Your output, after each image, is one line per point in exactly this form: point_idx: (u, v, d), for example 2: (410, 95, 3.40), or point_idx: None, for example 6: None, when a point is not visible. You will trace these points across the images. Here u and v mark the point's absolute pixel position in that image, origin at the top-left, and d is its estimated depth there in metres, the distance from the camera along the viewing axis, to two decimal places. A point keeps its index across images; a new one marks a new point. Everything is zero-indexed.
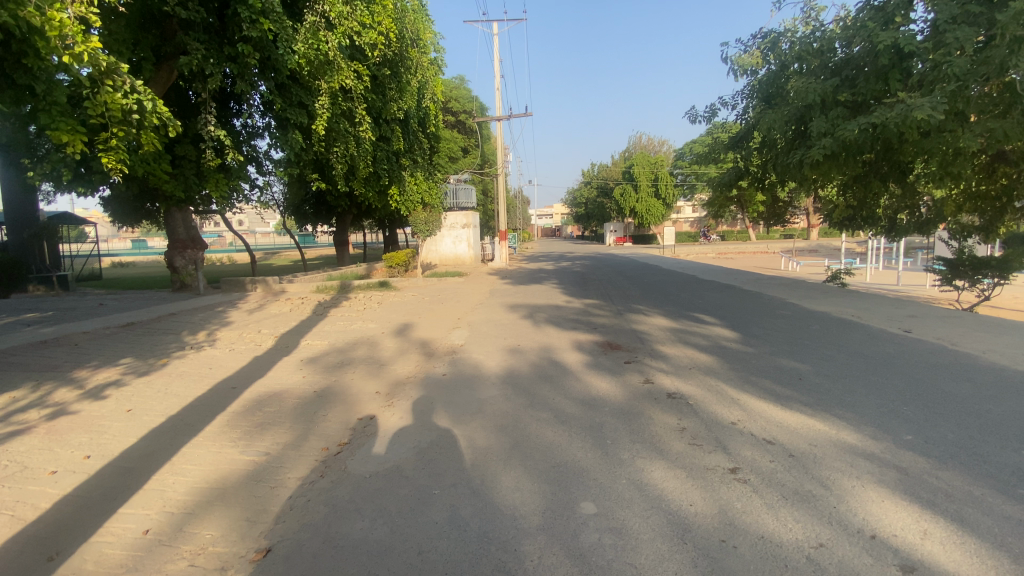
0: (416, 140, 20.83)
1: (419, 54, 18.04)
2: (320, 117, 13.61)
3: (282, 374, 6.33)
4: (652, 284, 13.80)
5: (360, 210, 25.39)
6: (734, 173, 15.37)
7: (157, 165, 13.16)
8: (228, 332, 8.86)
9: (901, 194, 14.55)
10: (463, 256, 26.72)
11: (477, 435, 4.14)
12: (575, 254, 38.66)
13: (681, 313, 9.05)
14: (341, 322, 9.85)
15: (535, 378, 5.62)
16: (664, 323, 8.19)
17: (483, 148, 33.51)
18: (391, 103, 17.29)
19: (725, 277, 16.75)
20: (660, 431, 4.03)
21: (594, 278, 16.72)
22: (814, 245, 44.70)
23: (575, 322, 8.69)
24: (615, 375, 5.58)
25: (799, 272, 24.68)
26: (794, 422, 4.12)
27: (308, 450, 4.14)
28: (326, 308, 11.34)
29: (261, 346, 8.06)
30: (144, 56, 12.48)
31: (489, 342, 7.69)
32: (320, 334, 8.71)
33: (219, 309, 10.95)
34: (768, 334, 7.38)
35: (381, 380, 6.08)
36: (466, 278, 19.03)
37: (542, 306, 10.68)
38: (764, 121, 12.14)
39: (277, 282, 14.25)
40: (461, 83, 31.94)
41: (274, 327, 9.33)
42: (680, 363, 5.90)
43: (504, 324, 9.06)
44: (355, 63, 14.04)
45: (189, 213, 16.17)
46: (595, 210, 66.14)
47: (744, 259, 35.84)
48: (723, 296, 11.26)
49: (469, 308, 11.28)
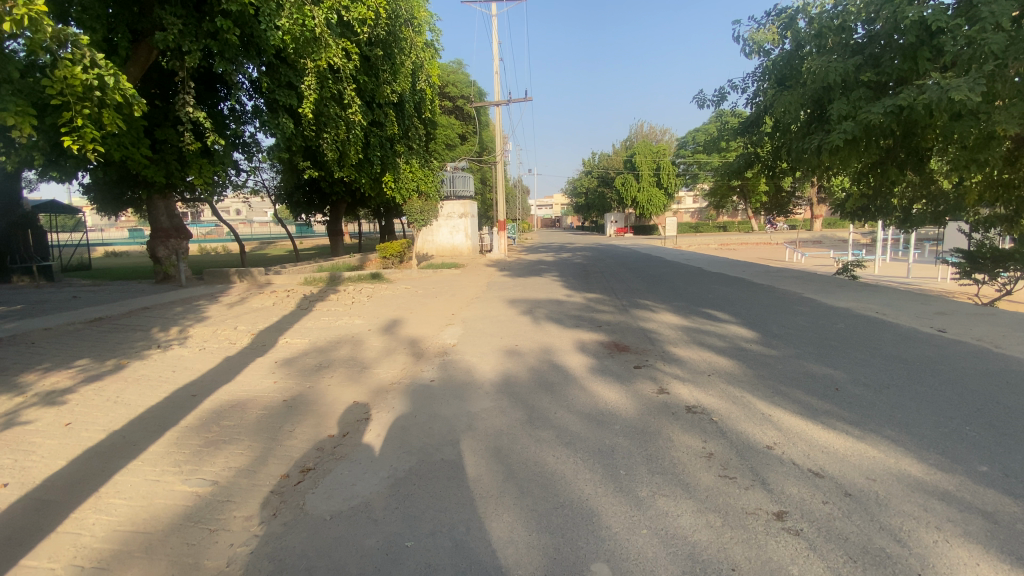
0: (412, 125, 20.06)
1: (413, 34, 17.24)
2: (307, 99, 12.81)
3: (251, 379, 5.66)
4: (658, 277, 13.15)
5: (354, 199, 24.61)
6: (743, 160, 14.60)
7: (135, 149, 12.43)
8: (203, 328, 8.18)
9: (918, 183, 13.83)
10: (461, 247, 26.02)
11: (465, 462, 3.48)
12: (575, 244, 37.85)
13: (692, 310, 8.37)
14: (326, 317, 9.16)
15: (534, 386, 4.95)
16: (675, 321, 7.52)
17: (481, 135, 32.59)
18: (384, 86, 16.56)
19: (733, 269, 16.07)
20: (682, 456, 3.38)
21: (595, 270, 16.03)
22: (817, 236, 44.02)
23: (578, 319, 8.02)
24: (625, 382, 4.90)
25: (804, 264, 24.05)
26: (844, 450, 3.46)
27: (264, 479, 3.49)
28: (312, 301, 10.65)
29: (235, 345, 7.38)
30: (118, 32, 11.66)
31: (484, 341, 7.02)
32: (301, 331, 8.02)
33: (197, 302, 10.25)
34: (792, 334, 6.71)
35: (362, 386, 5.41)
36: (462, 270, 18.40)
37: (543, 301, 10.02)
38: (780, 104, 11.37)
39: (263, 273, 13.56)
40: (458, 68, 30.94)
41: (253, 323, 8.64)
42: (698, 368, 5.23)
43: (501, 320, 8.40)
44: (344, 41, 13.21)
45: (173, 201, 15.34)
46: (596, 200, 65.22)
47: (748, 250, 35.13)
48: (735, 290, 10.58)
49: (464, 303, 10.59)
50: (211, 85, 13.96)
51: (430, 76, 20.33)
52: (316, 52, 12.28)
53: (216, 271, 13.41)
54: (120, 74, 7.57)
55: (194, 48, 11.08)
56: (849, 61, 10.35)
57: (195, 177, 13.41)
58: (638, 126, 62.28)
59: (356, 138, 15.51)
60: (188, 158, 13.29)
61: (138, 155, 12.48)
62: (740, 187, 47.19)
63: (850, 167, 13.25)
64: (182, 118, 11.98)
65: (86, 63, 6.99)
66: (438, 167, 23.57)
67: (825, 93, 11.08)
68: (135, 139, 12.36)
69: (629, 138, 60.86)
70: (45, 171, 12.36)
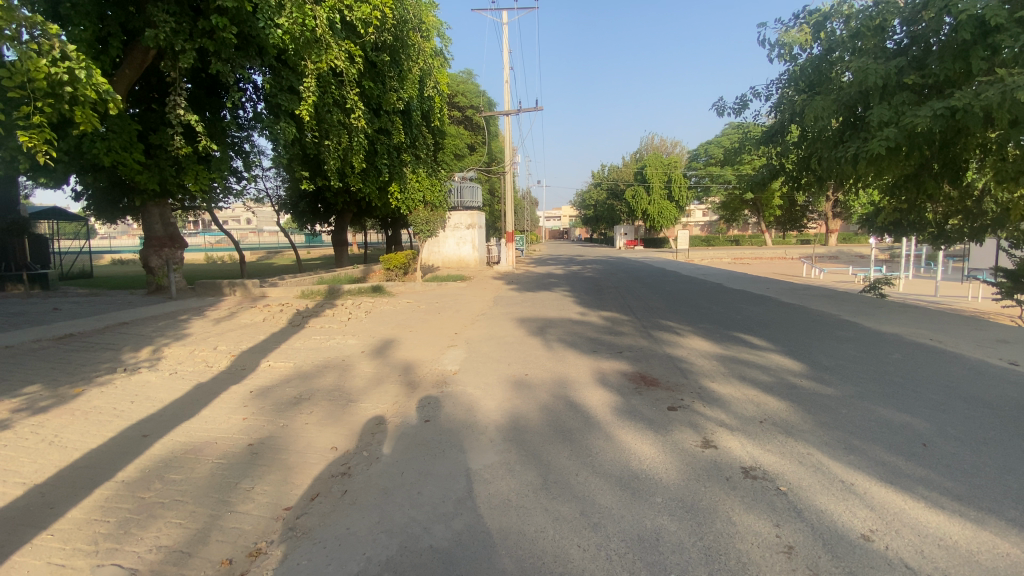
0: (419, 134, 19.53)
1: (421, 39, 16.69)
2: (307, 102, 12.06)
3: (218, 416, 4.86)
4: (677, 294, 12.29)
5: (358, 208, 23.97)
6: (768, 171, 13.69)
7: (127, 153, 11.85)
8: (180, 347, 7.41)
9: (958, 196, 12.93)
10: (467, 259, 25.28)
11: (462, 550, 2.64)
12: (583, 257, 37.08)
13: (723, 335, 7.48)
14: (317, 335, 8.37)
15: (551, 432, 4.12)
16: (707, 348, 6.64)
17: (490, 146, 32.00)
18: (390, 93, 16.10)
19: (755, 286, 15.16)
20: (753, 551, 2.54)
21: (609, 285, 15.20)
22: (833, 251, 42.78)
23: (595, 343, 7.17)
24: (660, 430, 4.06)
25: (824, 281, 23.01)
26: (968, 544, 2.62)
27: (198, 567, 2.67)
28: (305, 317, 9.88)
29: (211, 368, 6.59)
30: (112, 31, 11.19)
31: (489, 369, 6.19)
32: (286, 353, 7.22)
33: (181, 317, 9.48)
34: (845, 367, 5.81)
35: (344, 428, 4.58)
36: (468, 283, 17.60)
37: (555, 321, 9.19)
38: (812, 110, 10.53)
39: (258, 285, 12.84)
40: (468, 79, 30.47)
41: (236, 342, 7.86)
42: (746, 413, 4.36)
43: (509, 343, 7.58)
44: (347, 43, 12.57)
45: (168, 208, 14.67)
46: (604, 212, 64.49)
47: (764, 265, 34.05)
48: (764, 311, 9.67)
49: (469, 321, 9.77)
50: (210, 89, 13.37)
51: (439, 84, 19.83)
52: (316, 54, 11.63)
53: (207, 282, 12.70)
54: (95, 69, 6.97)
55: (188, 48, 10.48)
56: (890, 63, 9.55)
57: (192, 184, 12.77)
58: (648, 139, 61.87)
59: (360, 145, 14.84)
60: (185, 164, 12.69)
61: (130, 160, 11.87)
62: (753, 200, 46.23)
63: (882, 179, 12.39)
64: (172, 121, 11.29)
65: (54, 55, 6.38)
66: (446, 177, 22.94)
67: (861, 98, 10.27)
68: (127, 143, 11.79)
69: (640, 151, 60.24)
70: (32, 176, 11.79)
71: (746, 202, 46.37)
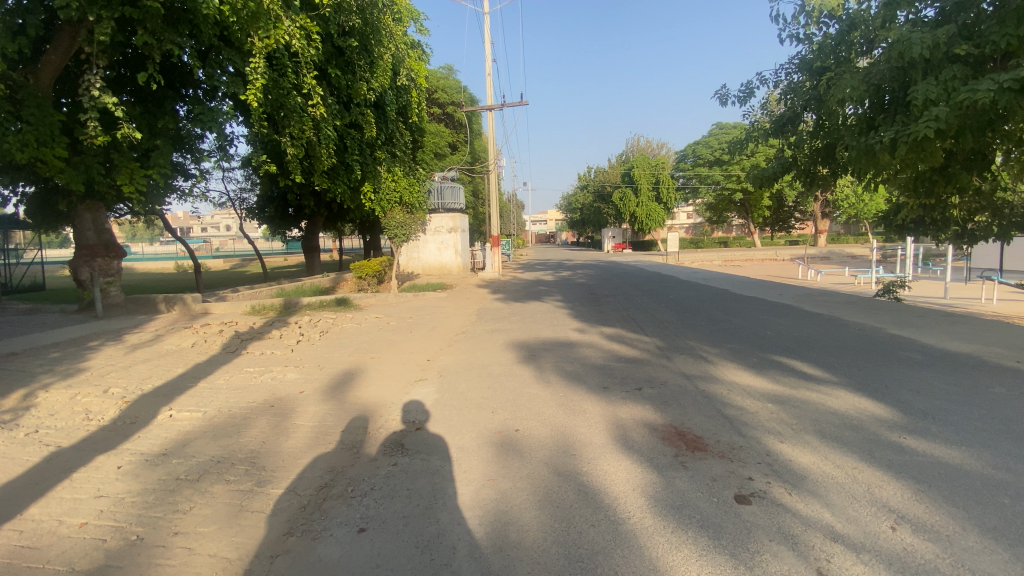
0: (396, 129, 17.91)
1: (394, 23, 15.17)
2: (255, 86, 10.40)
3: (46, 525, 3.14)
4: (686, 303, 10.78)
5: (331, 212, 22.19)
6: (779, 164, 12.09)
7: (46, 149, 9.72)
8: (60, 388, 5.63)
9: (986, 191, 11.52)
10: (449, 265, 23.56)
11: None
12: (571, 261, 35.61)
13: (761, 361, 5.94)
14: (251, 367, 6.60)
15: (562, 561, 2.51)
16: (751, 384, 5.10)
17: (473, 145, 30.24)
18: (359, 82, 14.51)
19: (766, 292, 13.74)
20: None
21: (605, 293, 13.67)
22: (824, 252, 41.83)
23: (602, 376, 5.57)
24: (739, 553, 2.49)
25: (829, 283, 21.73)
26: None
27: None
28: (245, 340, 8.10)
29: (88, 423, 4.84)
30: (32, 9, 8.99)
31: (466, 418, 4.56)
32: (200, 396, 5.49)
33: (89, 345, 7.68)
34: (945, 411, 4.31)
35: (232, 544, 2.88)
36: (449, 292, 15.94)
37: (550, 343, 7.62)
38: (840, 88, 9.00)
39: (200, 300, 11.02)
40: (449, 74, 28.88)
41: (142, 379, 6.08)
42: (862, 514, 2.80)
43: (494, 375, 5.96)
44: (305, 20, 10.91)
45: (104, 215, 12.64)
46: (591, 214, 63.15)
47: (757, 267, 32.91)
48: (792, 323, 8.20)
49: (445, 341, 8.10)
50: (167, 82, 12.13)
51: (415, 76, 18.27)
52: (262, 29, 10.01)
53: (139, 298, 10.82)
54: None
55: (105, 16, 8.86)
56: (937, 30, 8.11)
57: (125, 184, 10.96)
58: (634, 141, 60.86)
59: (326, 139, 13.20)
60: (116, 160, 10.92)
61: (50, 157, 9.73)
62: (741, 201, 45.33)
63: (905, 175, 11.01)
64: (89, 105, 9.59)
65: None
66: (427, 177, 21.23)
67: (898, 75, 8.87)
68: (48, 136, 9.70)
69: (626, 152, 59.15)
70: None
71: (734, 202, 45.48)
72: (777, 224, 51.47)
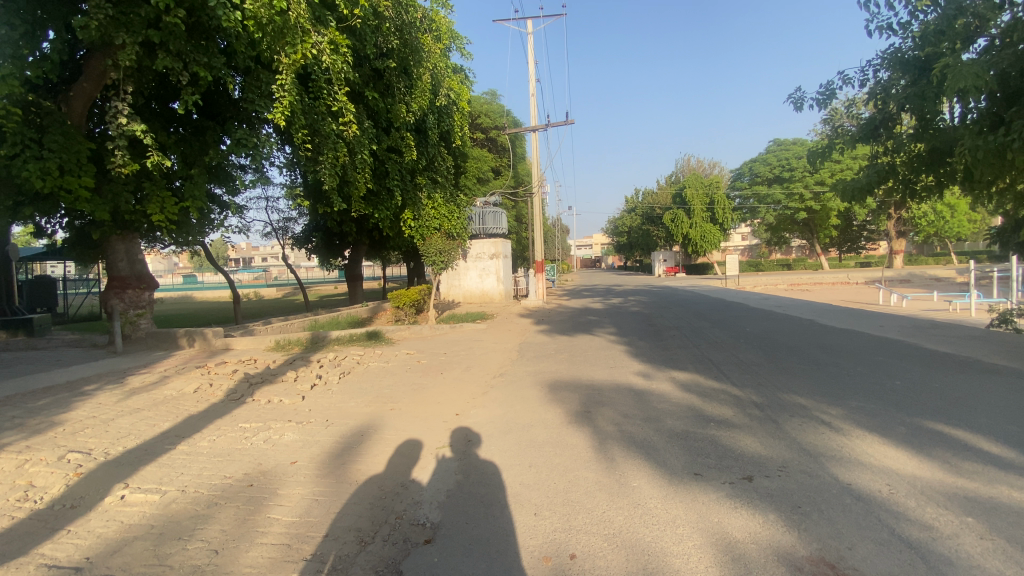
0: (438, 154, 17.13)
1: (433, 44, 14.49)
2: (281, 105, 9.71)
3: None
4: (767, 339, 9.02)
5: (372, 240, 21.68)
6: (873, 173, 9.47)
7: (72, 177, 9.31)
8: (17, 450, 4.68)
9: None
10: (491, 292, 22.43)
11: None
12: (622, 286, 33.72)
13: (912, 432, 4.23)
14: (245, 424, 5.46)
15: None
16: (916, 476, 3.44)
17: (515, 169, 29.47)
18: (399, 105, 13.81)
19: (858, 323, 11.65)
20: None
21: (665, 325, 12.02)
22: (904, 274, 38.01)
23: (687, 451, 4.04)
24: None
25: (923, 310, 18.90)
26: None
27: None
28: (253, 384, 7.08)
29: (21, 504, 3.79)
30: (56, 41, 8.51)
31: (496, 523, 3.17)
32: (171, 467, 4.39)
33: (87, 390, 6.87)
34: None
35: None
36: (489, 323, 14.68)
37: (606, 391, 6.17)
38: (948, 70, 7.06)
39: (221, 335, 10.27)
40: (491, 100, 28.16)
41: (118, 438, 5.09)
42: None
43: (534, 443, 4.56)
44: (335, 36, 10.25)
45: (137, 244, 12.29)
46: (640, 238, 61.00)
47: (829, 291, 29.89)
48: (920, 369, 6.37)
49: (478, 389, 6.77)
50: (208, 113, 11.81)
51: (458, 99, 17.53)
52: (290, 46, 9.33)
53: (161, 332, 10.21)
54: None
55: (129, 41, 8.43)
56: None
57: (155, 215, 10.44)
58: (684, 160, 58.87)
59: (362, 164, 12.49)
60: (148, 190, 10.45)
61: (76, 187, 9.30)
62: (804, 220, 42.21)
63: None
64: (114, 132, 9.13)
65: None
66: (469, 203, 20.27)
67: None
68: (74, 165, 9.33)
69: (675, 174, 57.09)
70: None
71: (797, 222, 42.48)
72: (844, 243, 48.42)
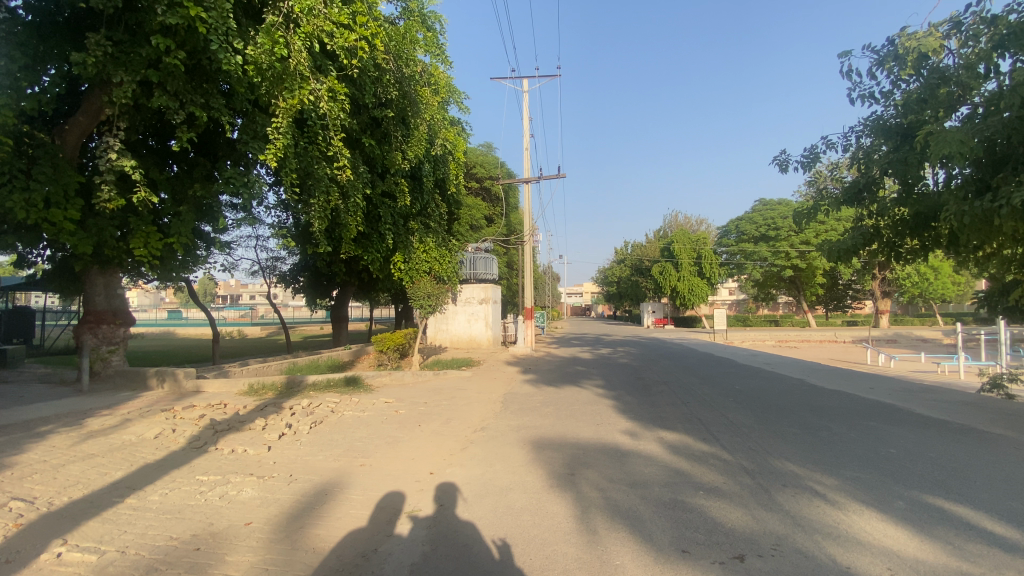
0: (432, 201, 17.28)
1: (432, 96, 14.90)
2: (276, 146, 9.75)
3: None
4: (757, 399, 8.81)
5: (361, 283, 21.50)
6: (859, 235, 9.56)
7: (56, 210, 9.17)
8: None
9: None
10: (479, 338, 22.13)
11: None
12: (611, 338, 33.50)
13: (913, 508, 3.99)
14: (205, 476, 5.08)
15: None
16: (921, 559, 3.20)
17: (507, 218, 29.80)
18: (394, 151, 14.01)
19: (848, 384, 11.50)
20: None
21: (653, 380, 11.78)
22: (890, 334, 38.31)
23: (676, 523, 3.77)
24: None
25: (911, 373, 18.83)
26: None
27: None
28: (221, 430, 6.70)
29: None
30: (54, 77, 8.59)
31: None
32: (116, 523, 4.01)
33: (41, 431, 6.43)
34: None
35: None
36: (475, 371, 14.33)
37: (591, 450, 5.88)
38: (931, 138, 7.24)
39: (194, 376, 9.86)
40: (487, 151, 28.88)
41: (64, 486, 4.69)
42: None
43: (513, 508, 4.25)
44: (335, 84, 10.47)
45: (117, 278, 12.01)
46: (629, 289, 61.38)
47: (817, 349, 29.92)
48: (914, 437, 6.18)
49: (458, 444, 6.44)
50: (203, 152, 11.87)
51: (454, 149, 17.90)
52: (289, 90, 9.47)
53: (132, 370, 9.79)
54: None
55: (128, 79, 8.52)
56: None
57: (138, 250, 10.25)
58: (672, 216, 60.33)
59: (355, 208, 12.51)
60: (133, 224, 10.31)
61: (59, 219, 9.15)
62: (790, 277, 42.84)
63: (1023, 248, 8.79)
64: (104, 167, 9.08)
65: None
66: (460, 249, 20.33)
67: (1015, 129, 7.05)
68: (61, 198, 9.21)
69: (665, 228, 58.27)
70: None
71: (783, 279, 43.08)
72: (830, 301, 49.02)
